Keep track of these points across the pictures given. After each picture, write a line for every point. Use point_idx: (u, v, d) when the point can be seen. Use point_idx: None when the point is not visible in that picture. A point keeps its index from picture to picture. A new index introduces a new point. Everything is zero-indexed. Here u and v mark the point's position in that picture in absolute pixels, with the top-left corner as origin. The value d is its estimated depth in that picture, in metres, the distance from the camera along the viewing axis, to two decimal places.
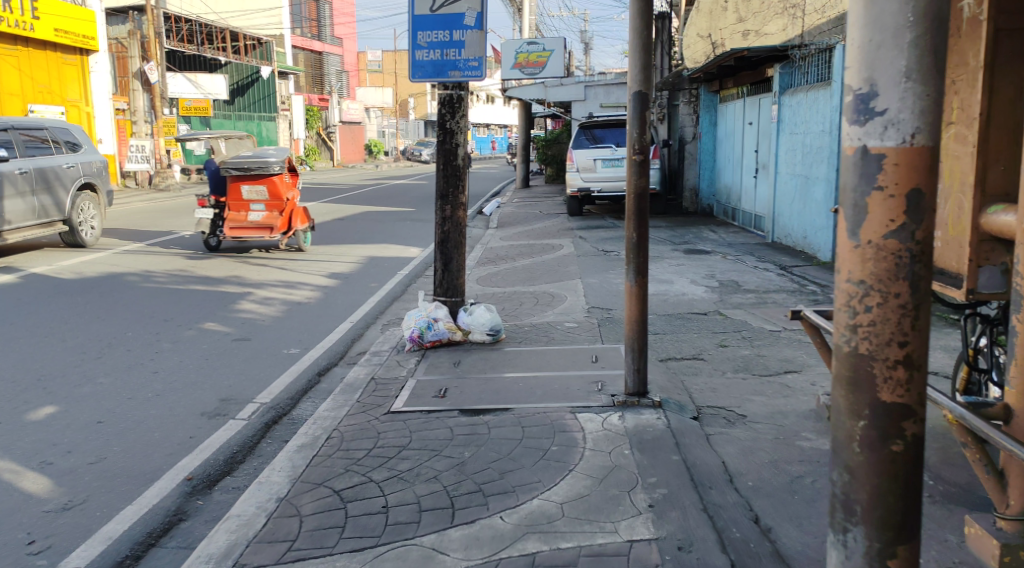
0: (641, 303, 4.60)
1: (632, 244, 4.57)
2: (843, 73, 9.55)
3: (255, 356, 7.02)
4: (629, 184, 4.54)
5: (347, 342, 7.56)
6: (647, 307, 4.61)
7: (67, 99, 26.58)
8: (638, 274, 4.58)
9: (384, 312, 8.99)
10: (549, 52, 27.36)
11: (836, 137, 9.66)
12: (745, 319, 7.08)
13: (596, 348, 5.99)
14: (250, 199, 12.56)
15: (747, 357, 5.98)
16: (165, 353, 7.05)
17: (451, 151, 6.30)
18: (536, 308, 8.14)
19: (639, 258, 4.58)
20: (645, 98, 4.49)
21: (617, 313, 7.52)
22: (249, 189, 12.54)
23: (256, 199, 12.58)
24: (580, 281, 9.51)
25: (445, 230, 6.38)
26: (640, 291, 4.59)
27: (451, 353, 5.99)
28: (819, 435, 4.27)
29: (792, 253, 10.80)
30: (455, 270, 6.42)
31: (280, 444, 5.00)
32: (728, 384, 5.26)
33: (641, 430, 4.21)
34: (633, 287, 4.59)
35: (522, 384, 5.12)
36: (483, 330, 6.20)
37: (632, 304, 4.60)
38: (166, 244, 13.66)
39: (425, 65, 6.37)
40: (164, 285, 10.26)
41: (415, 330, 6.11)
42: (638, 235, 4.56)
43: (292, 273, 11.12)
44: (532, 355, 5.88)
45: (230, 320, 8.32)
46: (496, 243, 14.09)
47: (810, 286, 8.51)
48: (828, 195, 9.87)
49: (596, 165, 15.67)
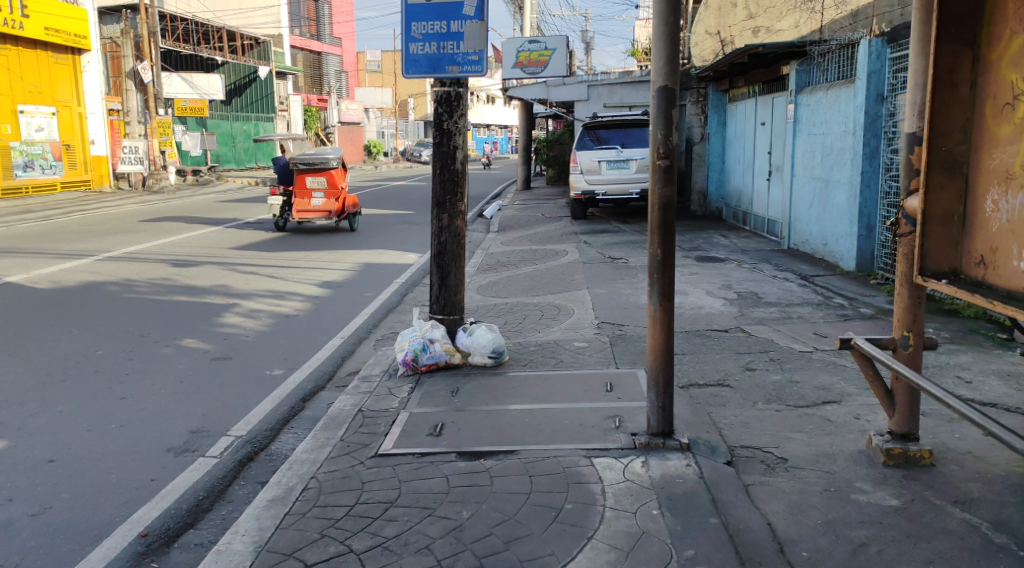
0: (666, 330, 4.00)
1: (656, 262, 3.97)
2: (870, 71, 8.93)
3: (234, 377, 6.44)
4: (653, 193, 3.95)
5: (337, 362, 6.97)
6: (672, 334, 4.01)
7: (59, 99, 25.95)
8: (663, 296, 3.98)
9: (378, 325, 8.41)
10: (551, 51, 26.80)
11: (861, 138, 9.04)
12: (771, 338, 6.49)
13: (611, 373, 5.39)
14: (312, 189, 15.38)
15: (777, 384, 5.38)
16: (137, 374, 6.45)
17: (448, 154, 5.73)
18: (541, 323, 7.54)
19: (664, 278, 3.98)
20: (672, 93, 3.89)
21: (631, 329, 6.93)
22: (312, 181, 15.36)
23: (317, 188, 15.41)
24: (587, 292, 8.91)
25: (442, 240, 5.77)
26: (666, 315, 3.99)
27: (449, 378, 5.39)
28: (878, 486, 3.68)
29: (811, 261, 10.19)
30: (453, 285, 5.83)
31: (255, 488, 4.42)
32: (760, 419, 4.67)
33: (670, 482, 3.61)
34: (657, 311, 3.99)
35: (530, 419, 4.52)
36: (484, 353, 5.59)
37: (656, 330, 4.00)
38: (152, 250, 13.04)
39: (420, 58, 5.76)
40: (145, 295, 9.67)
41: (409, 352, 5.51)
42: (663, 253, 3.96)
43: (282, 282, 10.54)
44: (541, 382, 5.28)
45: (212, 335, 7.74)
46: (497, 248, 13.50)
47: (836, 298, 7.93)
48: (852, 199, 9.27)
49: (600, 166, 15.08)
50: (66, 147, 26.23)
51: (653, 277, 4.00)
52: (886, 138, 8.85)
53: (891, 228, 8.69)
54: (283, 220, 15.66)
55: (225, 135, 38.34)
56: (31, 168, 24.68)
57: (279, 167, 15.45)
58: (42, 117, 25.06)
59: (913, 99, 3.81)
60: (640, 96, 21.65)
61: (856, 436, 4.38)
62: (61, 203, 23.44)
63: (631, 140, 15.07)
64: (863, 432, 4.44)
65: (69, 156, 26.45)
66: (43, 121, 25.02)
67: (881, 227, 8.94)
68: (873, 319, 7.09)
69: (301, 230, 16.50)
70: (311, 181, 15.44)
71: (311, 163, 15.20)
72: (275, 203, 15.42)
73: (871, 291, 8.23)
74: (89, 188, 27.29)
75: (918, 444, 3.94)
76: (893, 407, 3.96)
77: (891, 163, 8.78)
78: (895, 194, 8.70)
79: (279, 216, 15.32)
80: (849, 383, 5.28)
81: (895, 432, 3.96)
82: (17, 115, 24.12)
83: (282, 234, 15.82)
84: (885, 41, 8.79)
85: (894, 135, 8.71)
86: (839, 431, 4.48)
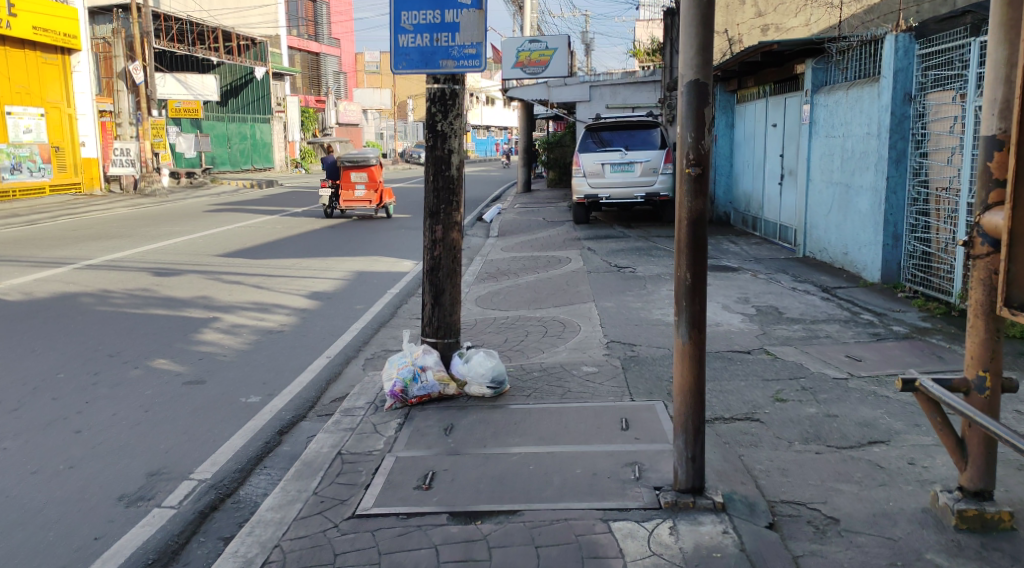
0: (697, 367, 3.39)
1: (685, 287, 3.36)
2: (897, 69, 8.27)
3: (206, 405, 5.83)
4: (682, 205, 3.34)
5: (321, 386, 6.36)
6: (704, 372, 3.39)
7: (47, 100, 25.34)
8: (692, 327, 3.36)
9: (368, 342, 7.80)
10: (552, 50, 26.17)
11: (886, 140, 8.40)
12: (800, 362, 5.87)
13: (624, 407, 4.77)
14: (356, 183, 18.41)
15: (813, 419, 4.76)
16: (99, 401, 5.83)
17: (442, 159, 5.13)
18: (546, 342, 6.92)
19: (695, 306, 3.36)
20: (705, 88, 3.28)
21: (644, 349, 6.32)
22: (356, 176, 18.40)
23: (359, 182, 18.44)
24: (593, 305, 8.30)
25: (436, 255, 5.16)
26: (697, 351, 3.38)
27: (444, 412, 4.78)
28: (953, 561, 3.09)
29: (830, 272, 9.58)
30: (448, 305, 5.22)
31: (218, 545, 3.83)
32: (799, 464, 4.08)
33: (705, 558, 3.03)
34: (685, 346, 3.38)
35: (535, 467, 3.90)
36: (483, 382, 4.99)
37: (685, 368, 3.39)
38: (135, 258, 12.43)
39: (411, 50, 5.15)
40: (121, 307, 9.07)
41: (397, 382, 4.89)
42: (693, 276, 3.35)
43: (268, 293, 9.94)
44: (548, 417, 4.66)
45: (187, 354, 7.13)
46: (496, 255, 12.88)
47: (863, 314, 7.33)
48: (876, 206, 8.65)
49: (603, 169, 14.47)
50: (55, 149, 25.64)
51: (680, 304, 3.38)
52: (914, 141, 8.22)
53: (921, 236, 8.07)
54: (330, 209, 18.59)
55: (220, 136, 37.71)
56: (19, 170, 24.07)
57: (327, 164, 18.46)
58: (31, 119, 24.43)
59: (992, 95, 3.21)
60: (643, 97, 21.03)
61: (915, 488, 3.76)
62: (49, 206, 22.83)
63: (636, 142, 14.44)
64: (922, 483, 3.82)
65: (58, 158, 25.87)
66: (31, 123, 24.38)
67: (910, 236, 8.31)
68: (909, 337, 6.46)
69: (294, 235, 15.96)
70: (354, 175, 18.47)
71: (354, 161, 18.20)
72: (324, 195, 18.39)
73: (900, 306, 7.63)
74: (79, 191, 26.69)
75: (994, 504, 3.34)
76: (965, 459, 3.34)
77: (919, 167, 8.15)
78: (924, 201, 8.08)
79: (328, 205, 18.30)
80: (896, 419, 4.67)
81: (967, 490, 3.35)
82: (4, 116, 23.44)
83: (295, 234, 16.10)
84: (913, 36, 8.16)
85: (923, 137, 8.08)
86: (894, 481, 3.86)
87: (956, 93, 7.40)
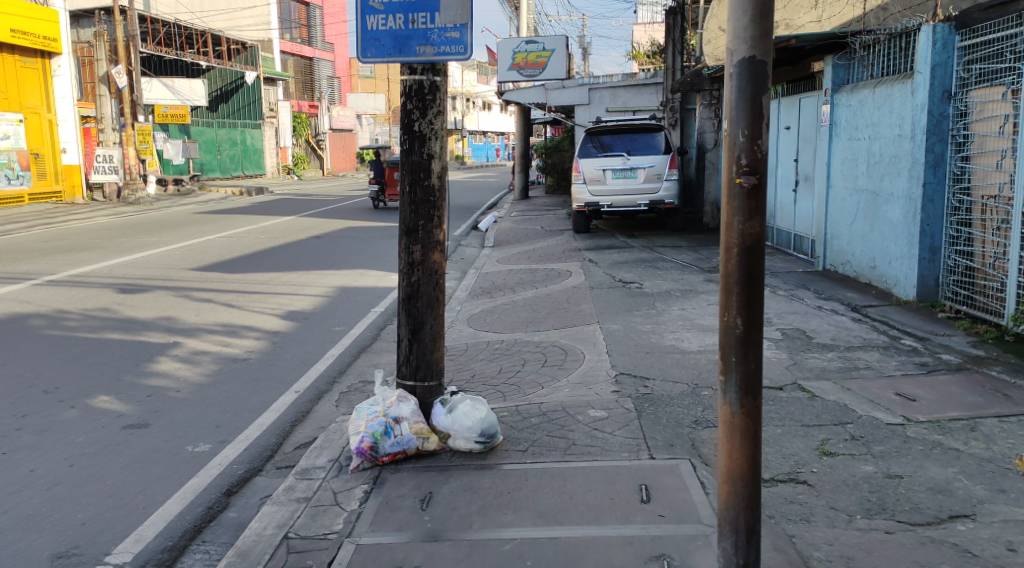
0: (750, 443, 2.53)
1: (735, 339, 2.51)
2: (935, 65, 7.39)
3: (143, 456, 4.96)
4: (728, 227, 2.49)
5: (285, 430, 5.49)
6: (759, 452, 2.54)
7: (26, 105, 24.44)
8: (746, 392, 2.51)
9: (346, 371, 6.92)
10: (550, 52, 25.45)
11: (921, 142, 7.53)
12: (842, 401, 5.01)
13: (643, 467, 3.91)
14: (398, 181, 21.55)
15: (873, 480, 3.89)
16: (17, 452, 4.96)
17: (420, 165, 4.27)
18: (545, 375, 6.06)
19: (748, 362, 2.51)
20: (763, 68, 2.43)
21: (658, 386, 5.44)
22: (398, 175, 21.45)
23: None
24: (597, 328, 7.44)
25: (414, 281, 4.30)
26: (750, 423, 2.53)
27: (423, 475, 3.92)
28: None
29: (856, 288, 8.73)
30: (429, 340, 4.35)
31: None
32: (866, 553, 3.22)
33: None
34: (734, 416, 2.53)
35: (534, 565, 3.05)
36: (470, 436, 4.11)
37: (734, 447, 2.55)
38: (101, 273, 11.55)
39: (382, 35, 4.29)
40: (73, 331, 8.18)
41: (366, 437, 4.02)
42: (746, 324, 2.49)
43: (240, 313, 9.08)
44: (549, 482, 3.80)
45: (134, 389, 6.25)
46: (490, 267, 12.05)
47: (903, 340, 6.47)
48: (909, 215, 7.79)
49: (604, 175, 13.60)
50: (35, 156, 24.72)
51: (727, 360, 2.54)
52: (954, 143, 7.35)
53: (963, 249, 7.24)
54: (377, 202, 21.51)
55: (209, 142, 36.87)
56: None
57: (376, 165, 21.51)
58: (8, 124, 23.50)
59: None
60: (644, 99, 20.19)
61: None
62: (26, 216, 21.95)
63: (638, 147, 13.62)
64: None
65: (38, 165, 24.94)
66: (8, 129, 23.45)
67: (951, 249, 7.44)
68: (963, 369, 5.60)
69: (279, 246, 15.18)
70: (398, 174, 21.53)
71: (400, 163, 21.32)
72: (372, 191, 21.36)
73: (944, 329, 6.78)
74: (60, 200, 25.83)
75: None
76: None
77: (960, 172, 7.30)
78: (966, 210, 7.24)
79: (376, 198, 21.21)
80: (974, 482, 3.81)
81: None
82: None
83: (279, 244, 15.32)
84: (952, 27, 7.30)
85: (964, 139, 7.23)
86: None
87: (1007, 88, 6.57)
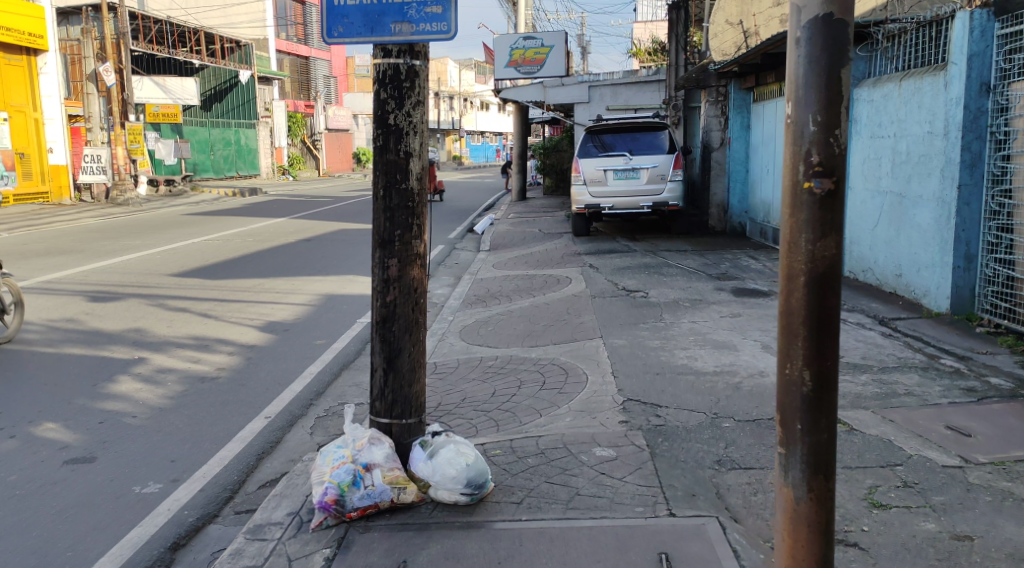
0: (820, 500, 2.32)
1: (806, 388, 2.25)
2: (970, 55, 6.76)
3: (81, 499, 4.29)
4: (798, 253, 2.21)
5: (249, 466, 4.81)
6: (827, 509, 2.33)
7: (11, 103, 23.75)
8: (815, 444, 2.29)
9: (323, 392, 6.26)
10: (549, 48, 24.57)
11: (956, 139, 6.89)
12: (885, 436, 4.35)
13: (662, 528, 3.26)
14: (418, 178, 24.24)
15: (939, 543, 3.25)
16: None
17: (396, 165, 3.62)
18: (543, 401, 5.39)
19: (821, 415, 2.27)
20: (842, 31, 2.16)
21: (672, 416, 4.78)
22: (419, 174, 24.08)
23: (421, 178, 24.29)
24: (600, 343, 6.80)
25: (389, 302, 3.66)
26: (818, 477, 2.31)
27: (398, 538, 3.27)
28: None
29: (880, 298, 8.09)
30: (407, 370, 3.71)
31: None
32: None
33: None
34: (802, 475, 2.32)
35: None
36: (456, 487, 3.46)
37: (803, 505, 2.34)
38: (71, 279, 10.86)
39: (351, 12, 3.65)
40: (30, 345, 7.49)
41: (330, 489, 3.35)
42: (817, 371, 2.23)
43: (215, 324, 8.41)
44: (548, 547, 3.15)
45: (86, 415, 5.57)
46: (487, 272, 11.40)
47: (942, 359, 5.83)
48: (942, 219, 7.15)
49: (606, 176, 12.95)
50: (20, 156, 24.00)
51: (793, 414, 2.30)
52: (993, 140, 6.71)
53: (1003, 257, 6.60)
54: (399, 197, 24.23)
55: (201, 142, 36.19)
56: None
57: None
58: None
59: None
60: (646, 97, 19.56)
61: None
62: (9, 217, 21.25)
63: (640, 146, 12.96)
64: None
65: (23, 165, 24.23)
66: None
67: (989, 256, 6.80)
68: (1018, 397, 4.95)
69: (266, 249, 14.51)
70: None
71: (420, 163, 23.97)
72: None
73: (985, 347, 6.15)
74: (46, 201, 25.14)
75: None
76: None
77: (1000, 173, 6.65)
78: (1007, 214, 6.60)
79: None
80: None
81: None
82: None
83: (267, 248, 14.65)
84: (991, 13, 6.67)
85: (1005, 136, 6.59)
86: None
87: None
